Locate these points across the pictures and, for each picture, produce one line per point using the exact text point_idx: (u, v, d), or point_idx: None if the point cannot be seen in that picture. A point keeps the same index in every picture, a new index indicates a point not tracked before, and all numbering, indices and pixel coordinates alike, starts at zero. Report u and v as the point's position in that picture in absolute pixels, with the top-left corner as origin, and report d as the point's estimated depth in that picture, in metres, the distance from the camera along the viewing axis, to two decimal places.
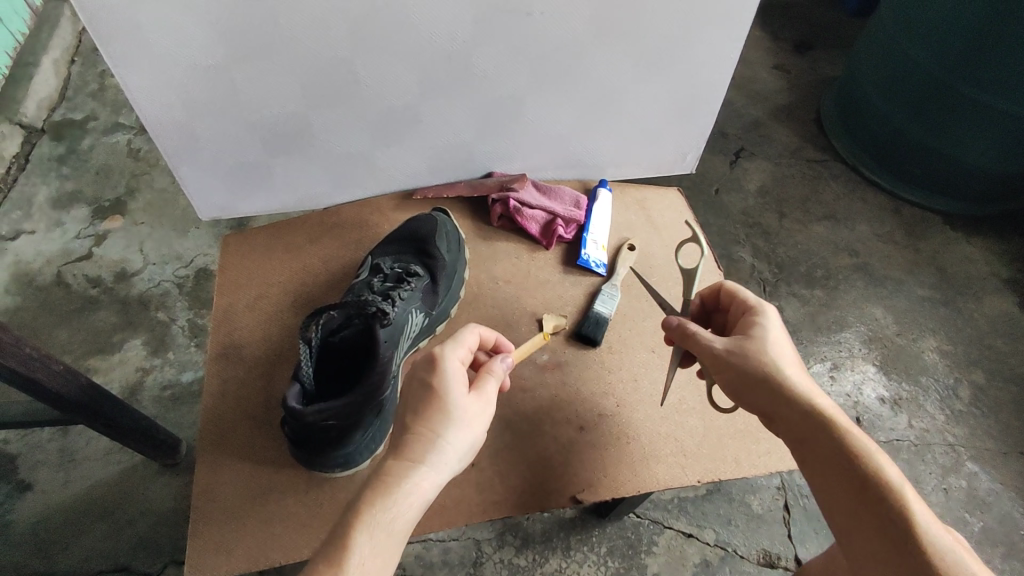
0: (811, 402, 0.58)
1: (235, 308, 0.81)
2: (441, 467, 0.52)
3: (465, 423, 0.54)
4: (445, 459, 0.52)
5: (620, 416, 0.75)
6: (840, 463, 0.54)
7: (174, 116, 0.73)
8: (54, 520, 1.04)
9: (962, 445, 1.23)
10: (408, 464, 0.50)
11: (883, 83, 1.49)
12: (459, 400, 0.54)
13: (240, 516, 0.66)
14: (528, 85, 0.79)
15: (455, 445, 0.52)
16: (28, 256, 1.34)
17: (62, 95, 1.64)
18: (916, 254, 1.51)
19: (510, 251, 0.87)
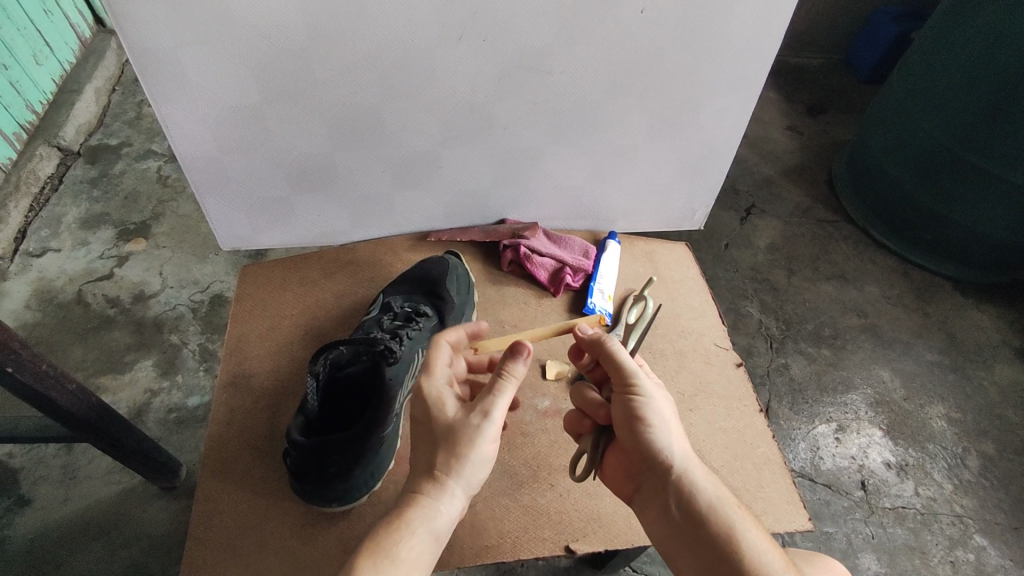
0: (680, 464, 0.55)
1: (247, 337, 0.83)
2: (453, 498, 0.53)
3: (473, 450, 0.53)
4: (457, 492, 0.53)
5: None
6: (718, 553, 0.51)
7: (207, 152, 0.77)
8: (49, 537, 1.04)
9: (970, 516, 1.20)
10: (419, 499, 0.52)
11: (894, 150, 1.53)
12: (453, 419, 0.54)
13: (234, 546, 0.66)
14: (545, 138, 0.83)
15: (467, 477, 0.53)
16: (52, 273, 1.38)
17: (100, 122, 1.72)
18: (925, 318, 1.51)
19: (518, 296, 0.89)
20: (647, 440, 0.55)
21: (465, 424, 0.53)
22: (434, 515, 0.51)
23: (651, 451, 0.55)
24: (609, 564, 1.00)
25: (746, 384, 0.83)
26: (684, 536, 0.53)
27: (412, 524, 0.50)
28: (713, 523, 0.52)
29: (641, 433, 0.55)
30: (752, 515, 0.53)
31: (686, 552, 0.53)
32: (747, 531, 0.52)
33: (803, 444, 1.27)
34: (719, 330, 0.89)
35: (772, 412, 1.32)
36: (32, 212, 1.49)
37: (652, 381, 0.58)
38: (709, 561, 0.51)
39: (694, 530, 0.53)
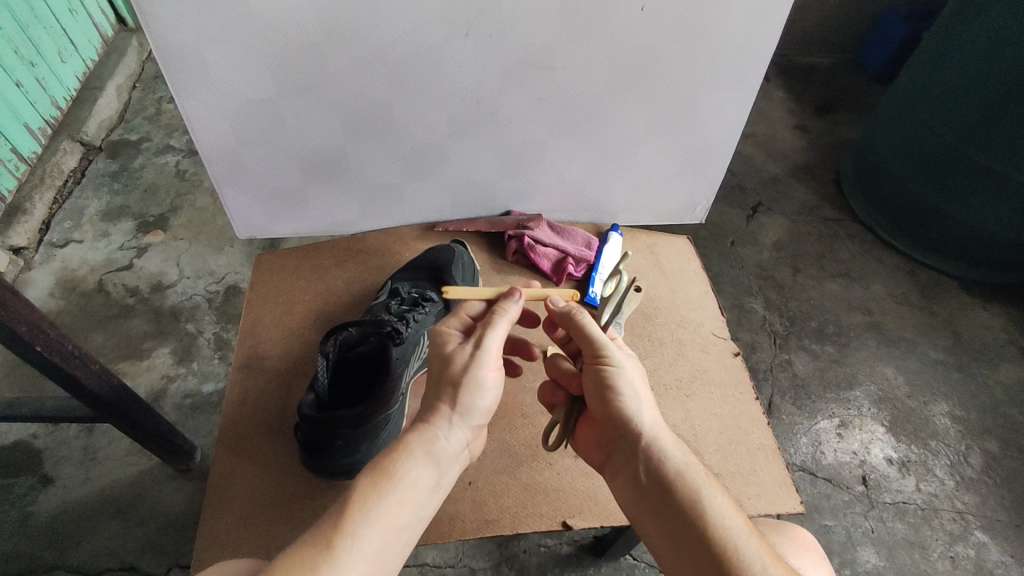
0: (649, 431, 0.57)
1: (261, 322, 0.86)
2: (451, 428, 0.56)
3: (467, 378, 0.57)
4: (455, 422, 0.56)
5: None
6: (679, 516, 0.52)
7: (225, 143, 0.81)
8: (70, 514, 1.08)
9: (972, 513, 1.20)
10: (418, 431, 0.55)
11: (900, 149, 1.54)
12: (453, 348, 0.59)
13: (246, 517, 0.69)
14: (549, 132, 0.85)
15: (466, 408, 0.56)
16: (74, 263, 1.43)
17: (121, 118, 1.77)
18: (930, 317, 1.51)
19: (522, 285, 0.92)
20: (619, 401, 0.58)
21: (462, 351, 0.58)
22: (432, 443, 0.54)
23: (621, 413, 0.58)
24: (609, 550, 1.03)
25: (743, 373, 0.85)
26: (648, 500, 0.55)
27: (410, 450, 0.53)
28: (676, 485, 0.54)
29: (610, 400, 0.59)
30: (720, 485, 0.54)
31: (649, 514, 0.54)
32: (711, 495, 0.53)
33: (805, 438, 1.28)
34: (717, 320, 0.91)
35: (775, 407, 1.33)
36: (56, 204, 1.54)
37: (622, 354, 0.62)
38: (670, 522, 0.52)
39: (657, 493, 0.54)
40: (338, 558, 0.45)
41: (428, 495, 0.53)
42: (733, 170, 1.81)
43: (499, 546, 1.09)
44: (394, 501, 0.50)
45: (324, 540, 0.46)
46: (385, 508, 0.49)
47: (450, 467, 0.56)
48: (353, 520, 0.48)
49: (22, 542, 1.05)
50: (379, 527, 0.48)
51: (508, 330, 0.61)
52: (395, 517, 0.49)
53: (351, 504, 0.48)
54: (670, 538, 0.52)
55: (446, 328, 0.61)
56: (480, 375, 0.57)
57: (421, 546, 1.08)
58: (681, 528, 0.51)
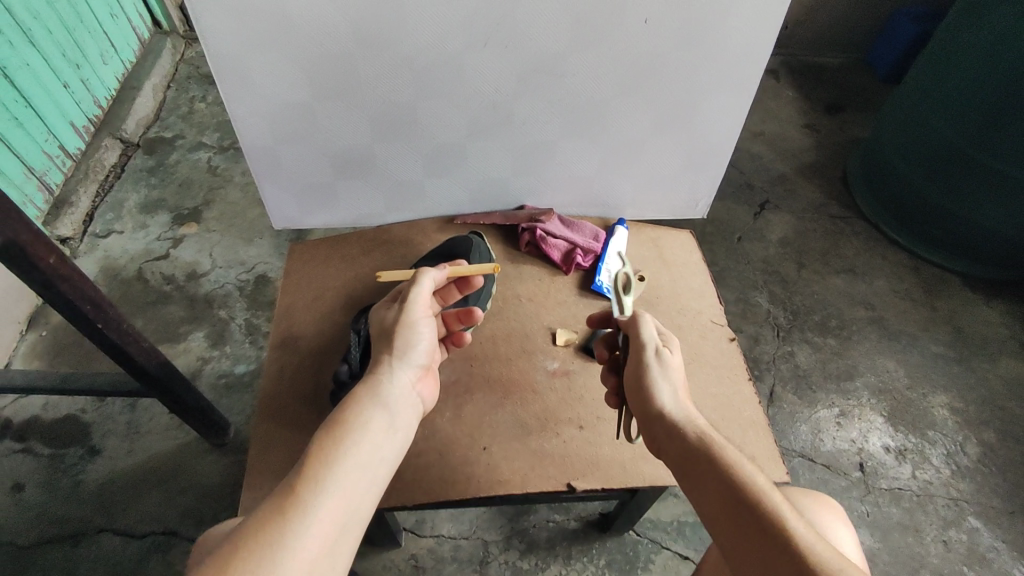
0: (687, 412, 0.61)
1: (295, 306, 0.95)
2: (394, 372, 0.64)
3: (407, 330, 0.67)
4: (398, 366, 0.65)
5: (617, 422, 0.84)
6: (719, 482, 0.53)
7: (265, 143, 0.89)
8: (117, 483, 1.18)
9: (966, 500, 1.25)
10: (366, 382, 0.63)
11: (906, 148, 1.58)
12: (383, 312, 0.70)
13: (285, 475, 0.78)
14: (560, 132, 0.92)
15: (403, 352, 0.66)
16: (116, 253, 1.53)
17: (156, 116, 1.87)
18: (933, 312, 1.55)
19: (534, 273, 0.99)
20: (649, 382, 0.64)
21: (392, 309, 0.69)
22: (379, 390, 0.61)
23: (651, 391, 0.63)
24: (614, 525, 1.09)
25: (738, 357, 0.91)
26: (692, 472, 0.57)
27: (359, 398, 0.60)
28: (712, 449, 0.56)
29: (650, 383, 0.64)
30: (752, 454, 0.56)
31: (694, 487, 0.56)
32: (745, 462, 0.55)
33: (805, 426, 1.34)
34: (716, 308, 0.97)
35: (777, 397, 1.38)
36: (98, 197, 1.64)
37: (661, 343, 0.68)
38: (711, 486, 0.54)
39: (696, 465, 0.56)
40: (305, 497, 0.49)
41: (386, 433, 0.58)
42: (742, 168, 1.86)
43: (510, 520, 1.16)
44: (354, 442, 0.55)
45: (286, 488, 0.50)
46: (346, 448, 0.54)
47: (401, 405, 0.62)
48: (317, 468, 0.51)
49: (74, 506, 1.15)
50: (342, 467, 0.52)
51: (434, 284, 0.71)
52: (356, 455, 0.54)
53: (312, 454, 0.53)
54: (706, 500, 0.54)
55: (381, 301, 0.72)
56: (411, 321, 0.67)
57: (438, 518, 1.16)
58: (715, 488, 0.53)
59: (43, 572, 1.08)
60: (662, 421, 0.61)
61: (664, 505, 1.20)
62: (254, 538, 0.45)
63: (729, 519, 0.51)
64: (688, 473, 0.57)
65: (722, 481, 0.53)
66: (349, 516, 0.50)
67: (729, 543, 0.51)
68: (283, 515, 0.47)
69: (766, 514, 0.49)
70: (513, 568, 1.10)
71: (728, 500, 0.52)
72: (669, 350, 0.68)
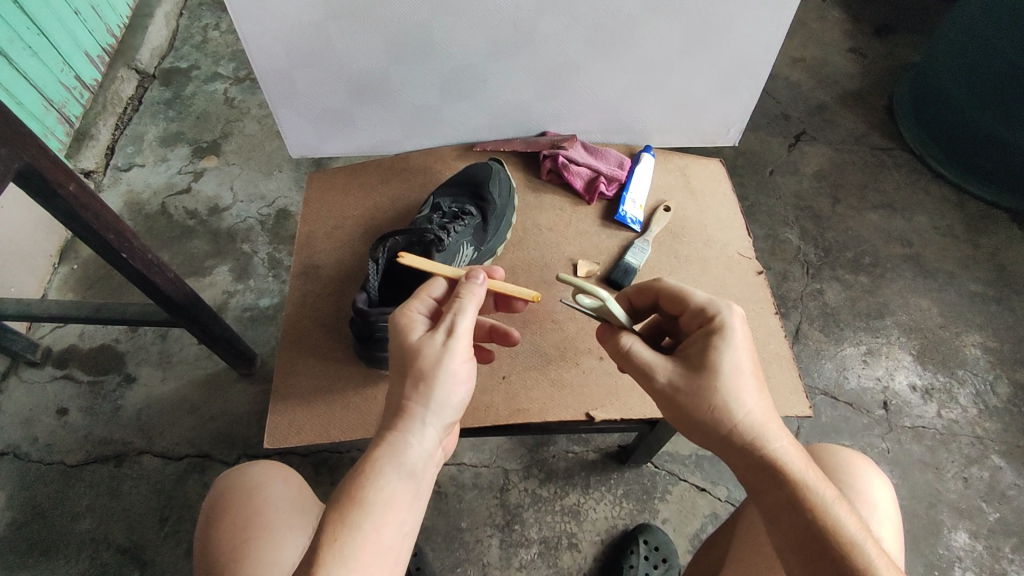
0: (762, 437, 0.55)
1: (315, 234, 0.94)
2: (424, 429, 0.56)
3: (447, 384, 0.57)
4: (428, 423, 0.56)
5: None
6: (804, 530, 0.51)
7: (278, 65, 0.85)
8: (154, 408, 1.23)
9: (992, 439, 1.23)
10: (387, 441, 0.55)
11: (961, 74, 1.46)
12: (419, 339, 0.58)
13: (310, 401, 0.79)
14: (584, 53, 0.86)
15: (436, 406, 0.56)
16: (139, 187, 1.53)
17: (170, 46, 1.82)
18: (974, 250, 1.49)
19: (555, 203, 0.96)
20: (720, 402, 0.57)
21: (430, 343, 0.57)
22: (402, 455, 0.54)
23: (722, 415, 0.56)
24: (632, 457, 1.11)
25: (765, 290, 0.89)
26: (771, 504, 0.54)
27: (380, 469, 0.54)
28: (799, 495, 0.52)
29: (717, 395, 0.57)
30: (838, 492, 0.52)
31: (770, 520, 0.54)
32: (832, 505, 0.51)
33: (829, 364, 1.32)
34: (743, 241, 0.94)
35: (803, 335, 1.36)
36: (118, 130, 1.63)
37: (729, 335, 0.60)
38: (794, 532, 0.51)
39: (775, 499, 0.53)
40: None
41: (407, 508, 0.54)
42: (779, 96, 1.76)
43: (530, 451, 1.18)
44: (371, 530, 0.51)
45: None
46: (361, 538, 0.51)
47: (426, 468, 0.56)
48: (329, 566, 0.48)
49: (114, 430, 1.20)
50: (356, 564, 0.49)
51: (474, 314, 0.59)
52: (374, 543, 0.51)
53: (324, 546, 0.49)
54: (789, 546, 0.52)
55: (407, 319, 0.60)
56: (449, 367, 0.56)
57: (459, 447, 1.19)
58: (805, 544, 0.51)
59: (90, 488, 1.14)
60: (736, 449, 0.56)
61: (683, 438, 1.21)
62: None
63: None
64: (767, 506, 0.54)
65: (808, 532, 0.51)
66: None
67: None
68: None
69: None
70: (533, 495, 1.13)
71: (820, 561, 0.49)
72: (735, 340, 0.59)
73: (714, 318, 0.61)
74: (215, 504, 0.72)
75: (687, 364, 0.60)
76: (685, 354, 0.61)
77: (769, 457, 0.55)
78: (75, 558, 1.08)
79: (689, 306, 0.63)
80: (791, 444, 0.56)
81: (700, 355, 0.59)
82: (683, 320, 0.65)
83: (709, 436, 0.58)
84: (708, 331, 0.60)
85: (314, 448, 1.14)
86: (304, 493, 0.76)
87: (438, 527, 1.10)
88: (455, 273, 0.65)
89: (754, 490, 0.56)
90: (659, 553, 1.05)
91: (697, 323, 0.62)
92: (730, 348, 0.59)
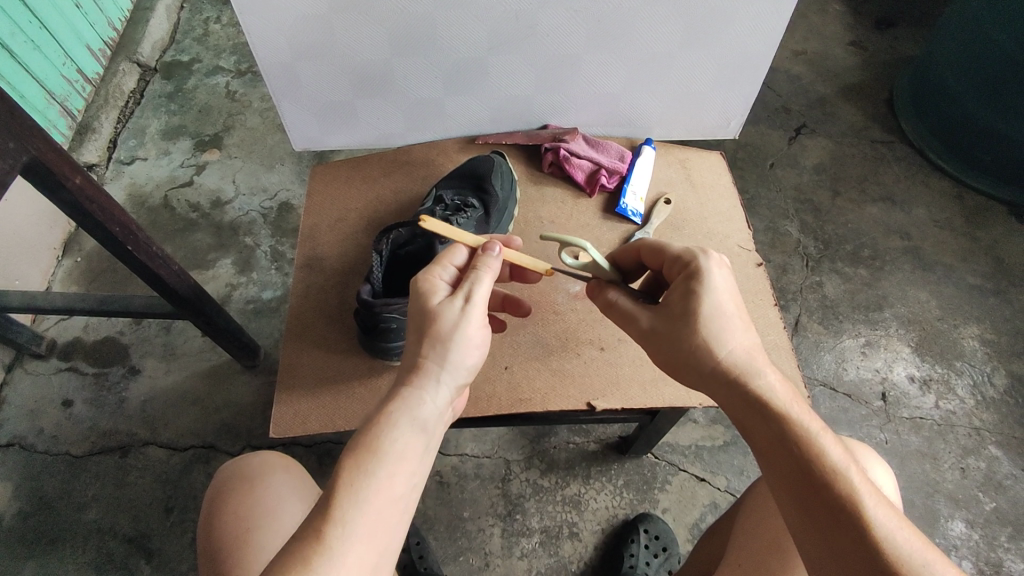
0: (747, 374, 0.56)
1: (318, 227, 0.95)
2: (437, 387, 0.57)
3: (463, 347, 0.58)
4: (442, 381, 0.57)
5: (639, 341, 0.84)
6: (794, 465, 0.51)
7: (281, 59, 0.86)
8: (159, 400, 1.24)
9: (988, 430, 1.25)
10: (400, 396, 0.56)
11: (960, 66, 1.47)
12: (438, 304, 0.59)
13: (314, 391, 0.80)
14: (586, 45, 0.87)
15: (451, 366, 0.57)
16: (141, 180, 1.54)
17: (171, 39, 1.82)
18: (973, 242, 1.49)
19: (556, 196, 0.97)
20: (703, 342, 0.58)
21: (448, 310, 0.58)
22: (416, 408, 0.55)
23: (707, 354, 0.58)
24: (632, 448, 1.12)
25: (763, 282, 0.90)
26: (761, 439, 0.54)
27: (394, 422, 0.54)
28: (787, 428, 0.53)
29: (700, 337, 0.58)
30: (824, 423, 0.53)
31: (763, 455, 0.54)
32: (817, 433, 0.52)
33: (829, 356, 1.33)
34: (743, 233, 0.95)
35: (802, 327, 1.36)
36: (120, 123, 1.63)
37: (714, 277, 0.60)
38: (786, 466, 0.52)
39: (767, 436, 0.54)
40: (333, 548, 0.47)
41: (417, 462, 0.54)
42: (779, 89, 1.76)
43: (532, 441, 1.20)
44: (385, 476, 0.51)
45: (313, 535, 0.48)
46: (374, 485, 0.51)
47: (436, 426, 0.57)
48: (344, 510, 0.49)
49: (119, 421, 1.22)
50: (369, 508, 0.50)
51: (490, 286, 0.61)
52: (386, 492, 0.51)
53: (340, 488, 0.50)
54: (782, 480, 0.52)
55: (429, 283, 0.61)
56: (465, 331, 0.58)
57: (461, 438, 1.19)
58: (795, 474, 0.51)
59: (96, 478, 1.16)
60: (724, 386, 0.57)
61: (683, 429, 1.22)
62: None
63: (805, 504, 0.50)
64: (760, 442, 0.54)
65: (798, 464, 0.51)
66: (377, 557, 0.50)
67: (800, 520, 0.51)
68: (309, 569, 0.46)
69: (850, 507, 0.48)
70: (534, 485, 1.15)
71: (807, 487, 0.50)
72: (717, 283, 0.60)
73: (693, 264, 0.61)
74: (215, 494, 0.73)
75: (670, 310, 0.61)
76: (670, 299, 0.62)
77: (754, 392, 0.55)
78: (83, 546, 1.09)
79: (669, 257, 0.64)
80: (778, 380, 0.57)
81: (682, 300, 0.60)
82: (666, 269, 0.65)
83: (697, 376, 0.59)
84: (688, 277, 0.61)
85: (318, 439, 1.15)
86: (303, 483, 0.77)
87: (440, 517, 1.12)
88: (475, 242, 0.66)
89: (744, 427, 0.56)
90: (659, 542, 1.07)
91: (678, 269, 0.63)
92: (711, 292, 0.59)
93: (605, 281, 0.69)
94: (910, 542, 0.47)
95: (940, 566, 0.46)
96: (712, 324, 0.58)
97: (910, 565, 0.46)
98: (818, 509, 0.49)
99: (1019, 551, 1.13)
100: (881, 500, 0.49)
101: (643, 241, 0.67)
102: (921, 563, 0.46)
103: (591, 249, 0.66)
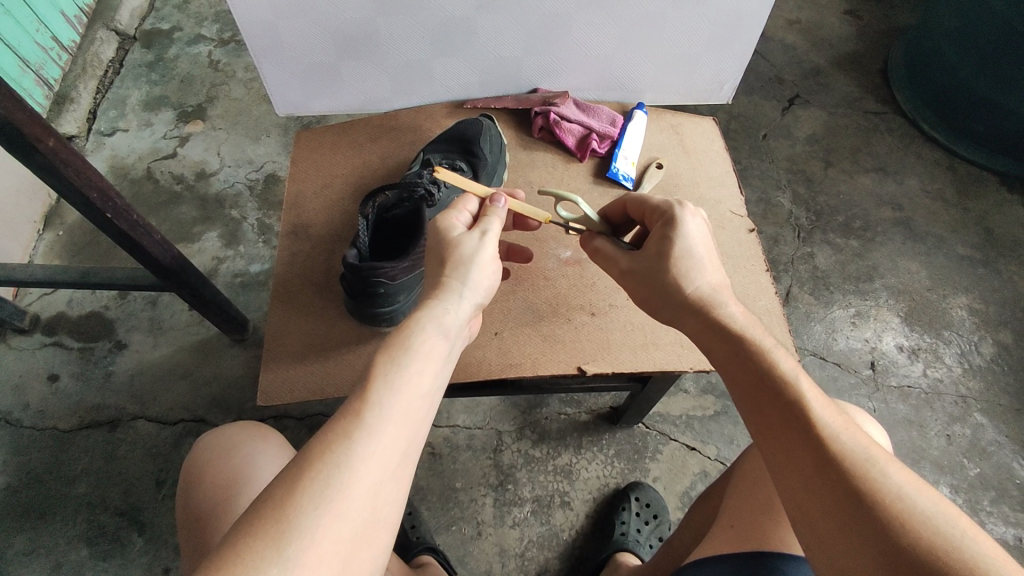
0: (710, 304, 0.57)
1: (304, 194, 0.93)
2: (459, 300, 0.56)
3: (478, 270, 0.59)
4: (463, 297, 0.57)
5: (630, 306, 0.83)
6: (753, 381, 0.52)
7: (262, 17, 0.83)
8: (146, 374, 1.23)
9: (975, 398, 1.26)
10: (427, 306, 0.55)
11: (954, 32, 1.45)
12: (458, 235, 0.60)
13: (301, 358, 0.79)
14: (577, 5, 0.85)
15: (471, 284, 0.58)
16: (123, 152, 1.50)
17: (150, 7, 1.77)
18: (963, 213, 1.49)
19: (547, 161, 0.95)
20: (670, 279, 0.59)
21: (467, 240, 0.60)
22: (440, 316, 0.54)
23: (675, 289, 0.59)
24: (624, 418, 1.13)
25: (755, 248, 0.90)
26: (723, 361, 0.55)
27: (420, 324, 0.53)
28: (747, 347, 0.53)
29: (670, 273, 0.59)
30: (783, 344, 0.53)
31: (726, 375, 0.55)
32: (773, 350, 0.53)
33: (819, 326, 1.33)
34: (735, 199, 0.94)
35: (793, 299, 1.36)
36: (99, 93, 1.59)
37: (687, 222, 0.62)
38: (745, 382, 0.52)
39: (729, 356, 0.54)
40: (371, 425, 0.45)
41: (442, 366, 0.53)
42: (773, 59, 1.73)
43: (523, 412, 1.20)
44: (415, 369, 0.50)
45: (351, 412, 0.46)
46: (405, 376, 0.49)
47: (456, 341, 0.56)
48: (380, 393, 0.47)
49: (107, 396, 1.20)
50: (404, 394, 0.48)
51: (502, 229, 0.63)
52: (416, 385, 0.49)
53: (376, 376, 0.48)
54: (743, 396, 0.53)
55: (447, 220, 0.62)
56: (481, 258, 0.59)
57: (453, 410, 1.19)
58: (753, 388, 0.52)
59: (84, 453, 1.15)
60: (691, 316, 0.58)
61: (673, 400, 1.22)
62: (321, 456, 0.43)
63: (760, 414, 0.51)
64: (724, 364, 0.55)
65: (756, 378, 0.52)
66: (408, 446, 0.47)
67: (760, 432, 0.51)
68: (348, 442, 0.44)
69: (800, 413, 0.48)
70: (526, 456, 1.15)
71: (762, 398, 0.51)
72: (690, 228, 0.61)
73: (669, 213, 0.63)
74: (191, 465, 0.72)
75: (646, 254, 0.63)
76: (646, 245, 0.63)
77: (717, 318, 0.56)
78: (73, 520, 1.09)
79: (649, 207, 0.65)
80: (743, 310, 0.57)
81: (656, 243, 0.62)
82: (647, 220, 0.66)
83: (669, 310, 0.60)
84: (664, 223, 0.62)
85: (309, 412, 1.15)
86: (282, 452, 0.76)
87: (432, 487, 1.12)
88: (483, 192, 0.67)
89: (709, 351, 0.57)
90: (650, 509, 1.08)
91: (656, 218, 0.64)
92: (682, 234, 0.61)
93: (595, 231, 0.71)
94: (857, 443, 0.46)
95: (885, 464, 0.45)
96: (680, 262, 0.60)
97: (856, 462, 0.45)
98: (775, 416, 0.50)
99: (1002, 515, 1.15)
100: (834, 412, 0.49)
101: (625, 196, 0.69)
102: (865, 461, 0.45)
103: (583, 200, 0.72)
